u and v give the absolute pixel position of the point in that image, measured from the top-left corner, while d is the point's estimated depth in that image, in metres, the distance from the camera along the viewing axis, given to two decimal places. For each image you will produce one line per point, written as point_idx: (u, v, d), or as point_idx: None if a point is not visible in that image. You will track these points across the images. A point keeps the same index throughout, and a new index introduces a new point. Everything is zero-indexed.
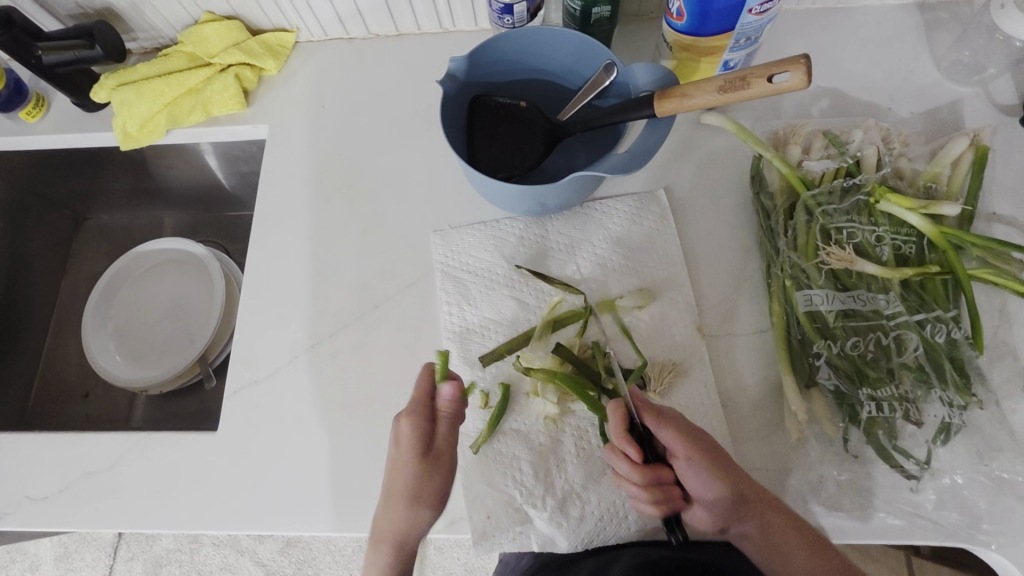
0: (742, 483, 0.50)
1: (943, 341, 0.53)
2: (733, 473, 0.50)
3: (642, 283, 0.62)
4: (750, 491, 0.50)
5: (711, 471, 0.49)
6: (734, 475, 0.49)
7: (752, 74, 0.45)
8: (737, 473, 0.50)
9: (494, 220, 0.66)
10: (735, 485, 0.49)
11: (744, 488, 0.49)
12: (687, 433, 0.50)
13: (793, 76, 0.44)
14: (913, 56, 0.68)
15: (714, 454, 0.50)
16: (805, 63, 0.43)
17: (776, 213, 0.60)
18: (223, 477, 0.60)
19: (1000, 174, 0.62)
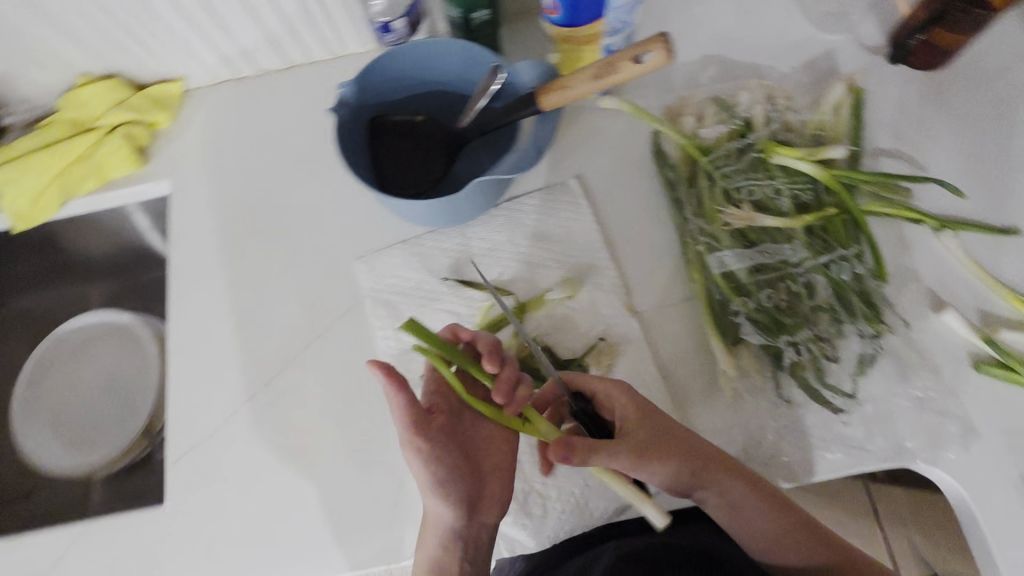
0: (699, 450, 0.51)
1: (849, 278, 0.56)
2: (688, 443, 0.51)
3: (568, 274, 0.63)
4: (708, 453, 0.51)
5: (663, 445, 0.50)
6: (691, 443, 0.51)
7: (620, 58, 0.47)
8: (693, 442, 0.51)
9: (415, 238, 0.66)
10: (693, 455, 0.50)
11: (702, 455, 0.51)
12: (632, 412, 0.51)
13: (656, 56, 0.46)
14: (786, 11, 0.71)
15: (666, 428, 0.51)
16: (664, 41, 0.45)
17: (680, 183, 0.62)
18: (181, 548, 0.58)
19: (879, 112, 0.66)
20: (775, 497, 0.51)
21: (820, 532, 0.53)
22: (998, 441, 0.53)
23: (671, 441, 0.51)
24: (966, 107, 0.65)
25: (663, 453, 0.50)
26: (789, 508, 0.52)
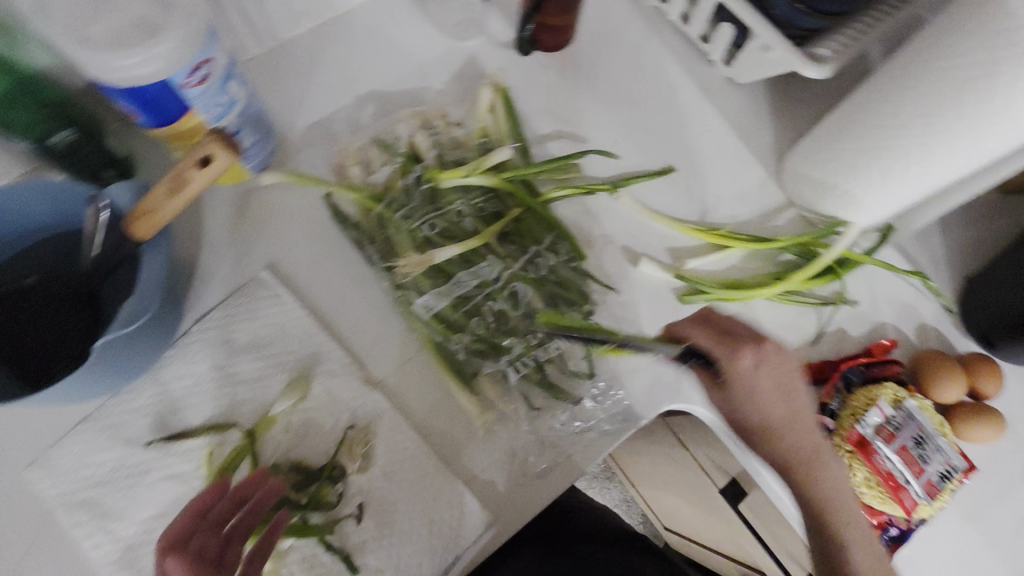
0: (757, 401, 0.54)
1: (546, 273, 0.58)
2: (760, 381, 0.54)
3: (291, 374, 0.57)
4: (753, 402, 0.54)
5: (746, 392, 0.54)
6: (753, 391, 0.54)
7: (182, 168, 0.40)
8: (754, 389, 0.54)
9: (97, 408, 0.55)
10: (773, 389, 0.54)
11: (754, 416, 0.55)
12: (739, 348, 0.54)
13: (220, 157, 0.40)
14: (419, 27, 0.70)
15: (749, 374, 0.53)
16: (215, 142, 0.39)
17: (368, 239, 0.59)
18: None
19: (530, 102, 0.70)
20: (790, 451, 0.54)
21: (816, 489, 0.53)
22: None
23: (730, 396, 0.55)
24: (599, 73, 0.71)
25: (767, 388, 0.54)
26: (792, 462, 0.54)
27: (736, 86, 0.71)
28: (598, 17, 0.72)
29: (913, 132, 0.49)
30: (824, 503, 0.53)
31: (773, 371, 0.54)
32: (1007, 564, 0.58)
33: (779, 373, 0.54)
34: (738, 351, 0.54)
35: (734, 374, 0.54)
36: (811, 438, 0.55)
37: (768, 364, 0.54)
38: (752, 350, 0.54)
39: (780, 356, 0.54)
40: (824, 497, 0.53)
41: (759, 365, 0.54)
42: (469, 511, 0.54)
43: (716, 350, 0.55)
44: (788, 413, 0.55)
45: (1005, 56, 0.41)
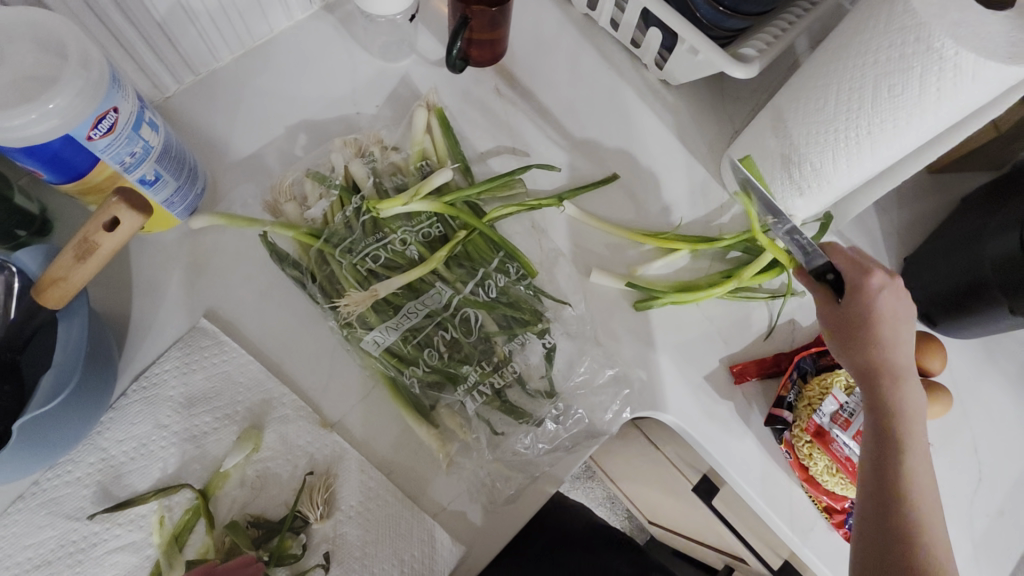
0: (875, 346, 0.49)
1: (497, 294, 0.57)
2: (878, 314, 0.49)
3: (242, 424, 0.54)
4: (868, 339, 0.49)
5: (868, 315, 0.49)
6: (887, 319, 0.49)
7: (87, 232, 0.38)
8: (891, 318, 0.49)
9: (31, 485, 0.50)
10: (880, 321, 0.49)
11: (874, 358, 0.49)
12: (870, 271, 0.50)
13: (125, 216, 0.38)
14: (348, 54, 0.69)
15: (860, 312, 0.49)
16: (118, 201, 0.37)
17: (309, 276, 0.56)
18: None
19: (469, 120, 0.69)
20: (892, 404, 0.49)
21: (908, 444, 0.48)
22: (672, 363, 0.60)
23: (852, 329, 0.50)
24: (535, 84, 0.70)
25: (894, 324, 0.49)
26: (893, 436, 0.48)
27: (671, 87, 0.71)
28: (529, 28, 0.72)
29: (838, 129, 0.51)
30: (908, 488, 0.47)
31: (903, 309, 0.50)
32: (967, 531, 0.60)
33: (896, 317, 0.49)
34: (867, 282, 0.50)
35: (867, 300, 0.49)
36: (915, 412, 0.49)
37: (900, 304, 0.50)
38: (897, 288, 0.50)
39: (908, 304, 0.50)
40: (909, 482, 0.47)
41: (885, 298, 0.49)
42: (441, 546, 0.53)
43: (854, 273, 0.51)
44: (900, 368, 0.49)
45: (915, 52, 0.43)
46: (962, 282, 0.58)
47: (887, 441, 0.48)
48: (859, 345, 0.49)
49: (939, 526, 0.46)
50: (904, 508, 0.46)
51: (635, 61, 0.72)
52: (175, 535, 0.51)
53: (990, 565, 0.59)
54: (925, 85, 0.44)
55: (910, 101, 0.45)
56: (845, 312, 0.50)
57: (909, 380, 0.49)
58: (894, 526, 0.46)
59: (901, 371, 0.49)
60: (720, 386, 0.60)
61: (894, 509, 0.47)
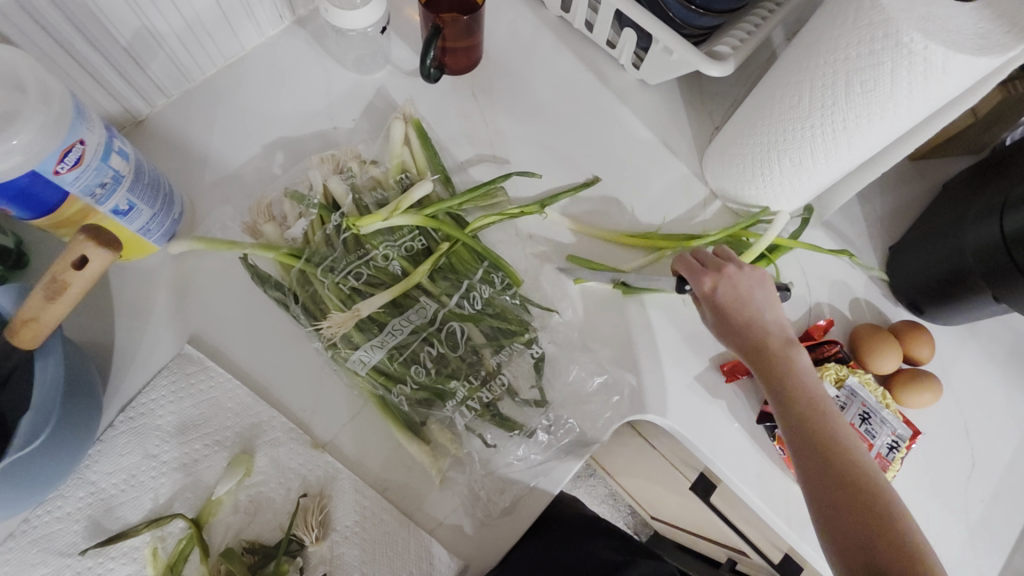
0: (752, 330, 0.53)
1: (483, 305, 0.56)
2: (727, 302, 0.53)
3: (233, 449, 0.54)
4: (741, 326, 0.53)
5: (729, 306, 0.53)
6: (740, 301, 0.53)
7: (56, 271, 0.38)
8: (745, 297, 0.54)
9: (20, 523, 0.50)
10: (744, 304, 0.54)
11: (751, 335, 0.53)
12: (726, 264, 0.55)
13: (95, 252, 0.38)
14: (322, 68, 0.68)
15: (731, 299, 0.53)
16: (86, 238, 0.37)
17: (292, 297, 0.56)
18: None
19: (447, 129, 0.68)
20: (788, 375, 0.51)
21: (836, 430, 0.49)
22: (662, 364, 0.60)
23: (725, 319, 0.53)
24: (512, 90, 0.70)
25: (750, 300, 0.54)
26: (826, 441, 0.48)
27: (649, 87, 0.71)
28: (503, 33, 0.72)
29: (814, 125, 0.51)
30: (839, 448, 0.48)
31: (757, 288, 0.54)
32: (962, 516, 0.60)
33: (746, 292, 0.54)
34: (715, 276, 0.54)
35: (711, 294, 0.54)
36: (810, 376, 0.52)
37: (750, 281, 0.54)
38: (734, 267, 0.55)
39: (753, 271, 0.55)
40: (843, 446, 0.48)
41: (726, 289, 0.54)
42: (438, 560, 0.52)
43: (694, 279, 0.55)
44: (784, 341, 0.53)
45: (883, 47, 0.43)
46: (946, 270, 0.58)
47: (815, 417, 0.49)
48: (732, 337, 0.53)
49: (881, 476, 0.48)
50: (852, 467, 0.47)
51: (612, 61, 0.72)
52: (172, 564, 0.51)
53: (986, 548, 0.60)
54: (896, 80, 0.44)
55: (883, 96, 0.45)
56: (713, 303, 0.54)
57: (797, 349, 0.53)
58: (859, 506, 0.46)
59: (788, 347, 0.53)
60: (711, 385, 0.60)
61: (842, 476, 0.47)
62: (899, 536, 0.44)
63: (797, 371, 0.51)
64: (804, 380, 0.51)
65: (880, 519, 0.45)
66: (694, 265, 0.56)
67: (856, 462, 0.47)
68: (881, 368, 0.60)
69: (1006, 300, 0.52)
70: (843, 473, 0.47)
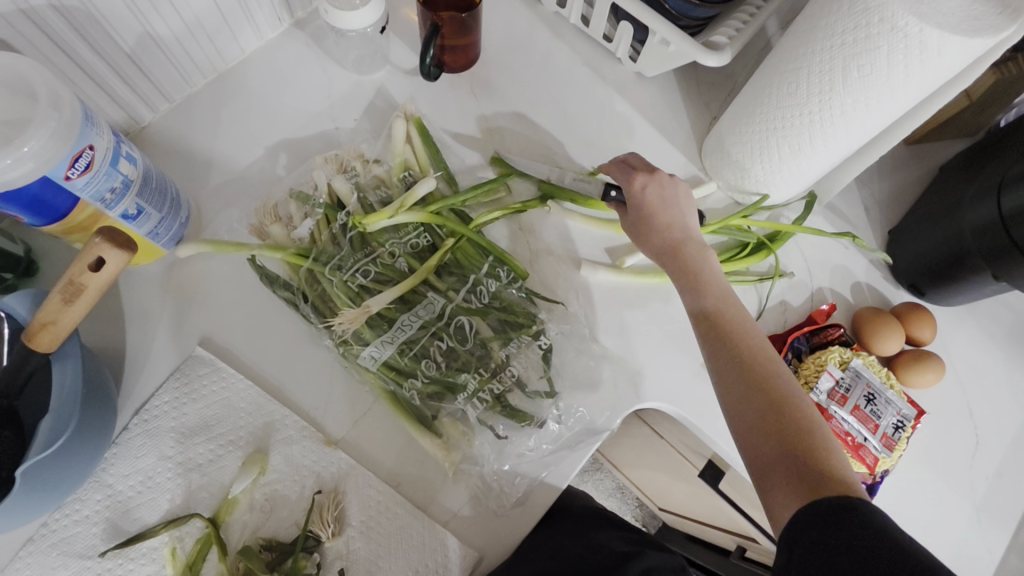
0: (670, 235, 0.54)
1: (490, 299, 0.57)
2: (650, 201, 0.56)
3: (247, 448, 0.54)
4: (654, 225, 0.55)
5: (642, 205, 0.56)
6: (658, 201, 0.56)
7: (74, 273, 0.39)
8: (670, 200, 0.56)
9: (40, 527, 0.50)
10: (663, 203, 0.56)
11: (670, 240, 0.54)
12: (650, 170, 0.58)
13: (111, 254, 0.39)
14: (322, 70, 0.69)
15: (649, 198, 0.56)
16: (103, 240, 0.38)
17: (301, 296, 0.56)
18: None
19: (448, 126, 0.69)
20: (694, 270, 0.52)
21: (726, 320, 0.49)
22: (669, 352, 0.61)
23: (645, 218, 0.55)
24: (511, 86, 0.70)
25: (669, 203, 0.56)
26: (717, 331, 0.49)
27: (646, 79, 0.72)
28: (500, 30, 0.72)
29: (811, 111, 0.52)
30: (740, 333, 0.48)
31: (680, 196, 0.56)
32: (969, 495, 0.61)
33: (668, 197, 0.56)
34: (641, 176, 0.57)
35: (636, 193, 0.56)
36: (719, 276, 0.52)
37: (673, 188, 0.56)
38: (664, 175, 0.57)
39: (675, 184, 0.56)
40: (755, 351, 0.47)
41: (652, 190, 0.56)
42: (454, 552, 0.53)
43: (625, 182, 0.58)
44: (698, 246, 0.54)
45: (879, 32, 0.44)
46: (946, 252, 0.59)
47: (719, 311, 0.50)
48: (654, 237, 0.55)
49: (771, 356, 0.47)
50: (745, 350, 0.47)
51: (608, 54, 0.73)
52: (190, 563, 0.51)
53: (993, 524, 0.61)
54: (892, 63, 0.44)
55: (880, 80, 0.46)
56: (632, 205, 0.56)
57: (707, 252, 0.54)
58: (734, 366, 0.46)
59: (699, 249, 0.54)
60: None
61: (734, 357, 0.47)
62: (796, 435, 0.42)
63: (711, 272, 0.52)
64: (699, 262, 0.53)
65: (783, 418, 0.43)
66: (630, 170, 0.58)
67: (748, 346, 0.47)
68: (883, 350, 0.61)
69: (1006, 278, 0.53)
70: (732, 353, 0.47)
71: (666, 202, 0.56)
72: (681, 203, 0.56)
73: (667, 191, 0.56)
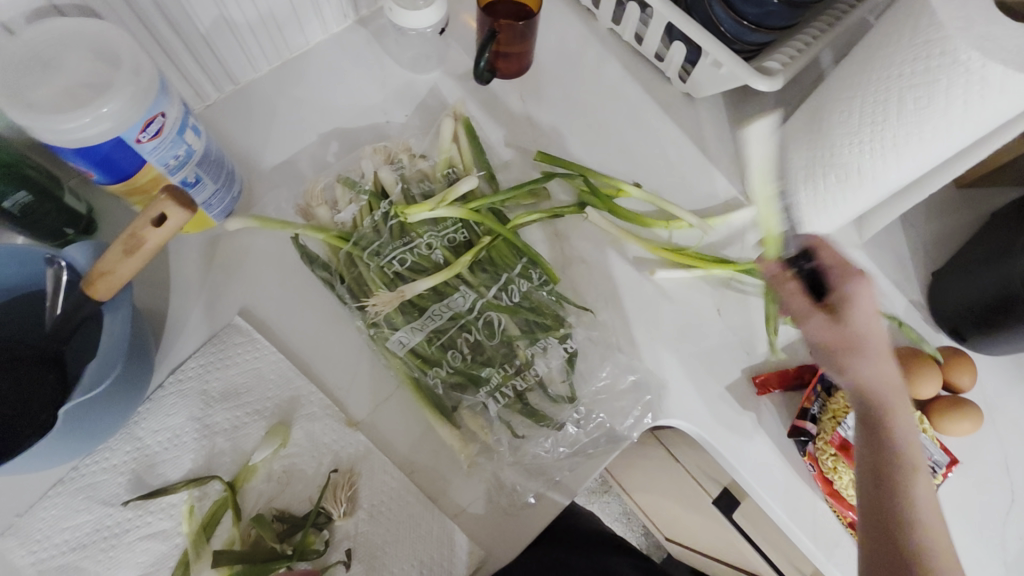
0: (864, 349, 0.46)
1: (521, 299, 0.58)
2: (851, 310, 0.46)
3: (272, 419, 0.56)
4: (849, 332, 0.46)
5: (843, 313, 0.47)
6: (866, 318, 0.46)
7: (138, 228, 0.41)
8: (873, 319, 0.46)
9: (69, 471, 0.52)
10: (867, 318, 0.46)
11: (862, 355, 0.46)
12: (847, 271, 0.48)
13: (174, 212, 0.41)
14: (381, 66, 0.72)
15: (854, 311, 0.46)
16: (170, 199, 0.40)
17: (338, 277, 0.58)
18: None
19: (495, 129, 0.70)
20: (884, 404, 0.46)
21: (907, 464, 0.44)
22: (694, 372, 0.60)
23: (843, 328, 0.46)
24: (559, 96, 0.72)
25: (874, 322, 0.47)
26: (893, 473, 0.44)
27: (693, 101, 0.72)
28: (554, 43, 0.74)
29: (863, 141, 0.51)
30: (912, 483, 0.44)
31: (880, 323, 0.47)
32: (999, 554, 0.58)
33: (873, 312, 0.46)
34: (849, 280, 0.47)
35: (841, 294, 0.47)
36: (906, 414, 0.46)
37: (877, 307, 0.47)
38: (869, 283, 0.47)
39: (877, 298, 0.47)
40: (927, 512, 0.43)
41: (858, 299, 0.46)
42: (462, 548, 0.53)
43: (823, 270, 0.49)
44: (893, 377, 0.46)
45: (940, 64, 0.44)
46: (994, 297, 0.57)
47: (902, 451, 0.45)
48: (854, 351, 0.46)
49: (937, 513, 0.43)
50: (916, 503, 0.43)
51: (658, 74, 0.74)
52: (205, 525, 0.52)
53: None
54: (952, 95, 0.44)
55: (939, 111, 0.45)
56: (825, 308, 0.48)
57: (899, 380, 0.46)
58: (888, 501, 0.44)
59: (893, 378, 0.46)
60: (741, 397, 0.60)
61: (893, 491, 0.44)
62: None
63: (897, 402, 0.46)
64: (892, 396, 0.46)
65: None
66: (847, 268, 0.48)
67: (922, 500, 0.43)
68: (919, 393, 0.59)
69: None
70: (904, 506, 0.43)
71: (887, 355, 0.47)
72: (871, 302, 0.47)
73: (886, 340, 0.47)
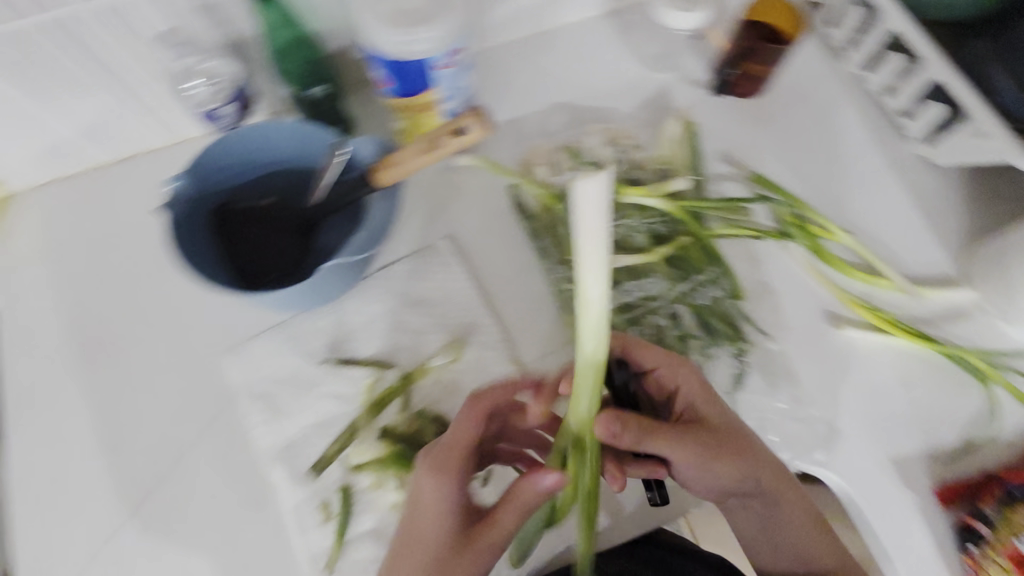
0: (715, 430, 0.51)
1: (708, 302, 0.59)
2: (694, 392, 0.52)
3: (451, 335, 0.63)
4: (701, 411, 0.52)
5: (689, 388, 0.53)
6: (706, 409, 0.52)
7: (443, 135, 0.48)
8: (706, 412, 0.52)
9: (288, 320, 0.63)
10: (708, 406, 0.52)
11: (717, 432, 0.51)
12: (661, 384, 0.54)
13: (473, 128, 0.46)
14: (620, 55, 0.75)
15: (697, 397, 0.52)
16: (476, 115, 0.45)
17: (544, 232, 0.64)
18: None
19: (714, 140, 0.71)
20: (736, 464, 0.50)
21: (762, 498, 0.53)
22: (855, 430, 0.58)
23: (697, 401, 0.52)
24: (784, 127, 0.72)
25: (709, 410, 0.52)
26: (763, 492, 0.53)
27: (929, 166, 0.69)
28: (794, 75, 0.74)
29: None
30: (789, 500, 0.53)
31: (699, 399, 0.52)
32: None
33: (699, 400, 0.52)
34: (676, 382, 0.53)
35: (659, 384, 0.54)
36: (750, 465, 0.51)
37: (683, 377, 0.53)
38: (686, 370, 0.53)
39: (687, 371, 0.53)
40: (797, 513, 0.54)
41: (684, 382, 0.52)
42: (589, 507, 0.56)
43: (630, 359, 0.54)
44: (742, 451, 0.51)
45: None
46: None
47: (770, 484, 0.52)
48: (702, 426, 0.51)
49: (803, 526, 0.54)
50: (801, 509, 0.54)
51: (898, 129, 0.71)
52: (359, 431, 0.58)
53: None
54: None
55: None
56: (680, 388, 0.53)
57: (745, 455, 0.51)
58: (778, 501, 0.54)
59: (748, 451, 0.51)
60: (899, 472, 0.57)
61: (791, 501, 0.54)
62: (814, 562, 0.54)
63: (755, 463, 0.51)
64: (750, 468, 0.51)
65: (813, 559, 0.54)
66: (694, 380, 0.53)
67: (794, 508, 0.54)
68: None
69: None
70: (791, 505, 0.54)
71: (742, 438, 0.52)
72: (711, 407, 0.52)
73: (722, 435, 0.51)
